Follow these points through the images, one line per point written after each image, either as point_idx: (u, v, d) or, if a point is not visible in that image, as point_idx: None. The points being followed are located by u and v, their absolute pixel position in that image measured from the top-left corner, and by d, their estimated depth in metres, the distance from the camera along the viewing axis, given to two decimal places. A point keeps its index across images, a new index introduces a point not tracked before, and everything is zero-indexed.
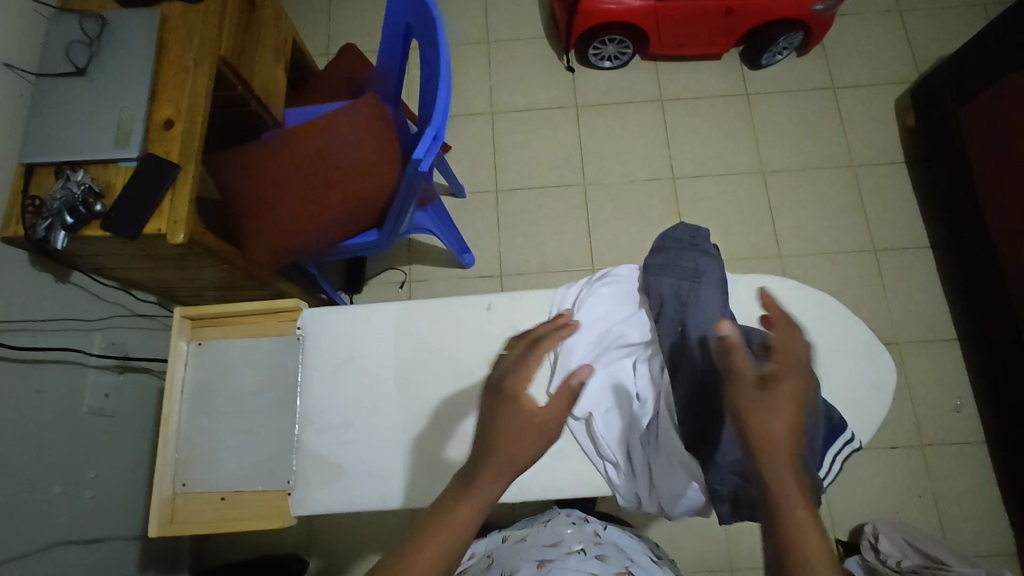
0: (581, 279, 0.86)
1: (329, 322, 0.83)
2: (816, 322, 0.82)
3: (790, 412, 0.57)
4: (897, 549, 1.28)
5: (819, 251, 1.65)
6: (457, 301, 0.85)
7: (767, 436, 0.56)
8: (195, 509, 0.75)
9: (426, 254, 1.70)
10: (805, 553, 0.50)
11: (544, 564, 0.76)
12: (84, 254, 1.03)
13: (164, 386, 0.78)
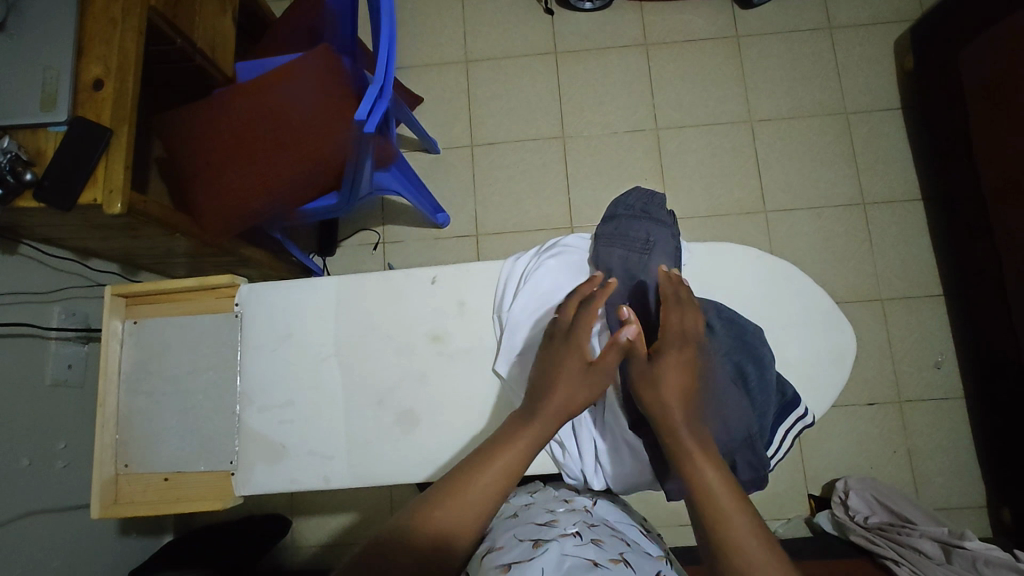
0: (530, 250, 0.81)
1: (267, 297, 0.80)
2: (776, 292, 0.78)
3: (680, 387, 0.64)
4: (865, 505, 1.29)
5: (806, 205, 1.59)
6: (401, 274, 0.82)
7: (665, 415, 0.63)
8: (137, 490, 0.75)
9: (401, 214, 1.65)
10: (727, 524, 0.55)
11: (540, 546, 0.70)
12: (27, 226, 0.99)
13: (98, 366, 0.76)
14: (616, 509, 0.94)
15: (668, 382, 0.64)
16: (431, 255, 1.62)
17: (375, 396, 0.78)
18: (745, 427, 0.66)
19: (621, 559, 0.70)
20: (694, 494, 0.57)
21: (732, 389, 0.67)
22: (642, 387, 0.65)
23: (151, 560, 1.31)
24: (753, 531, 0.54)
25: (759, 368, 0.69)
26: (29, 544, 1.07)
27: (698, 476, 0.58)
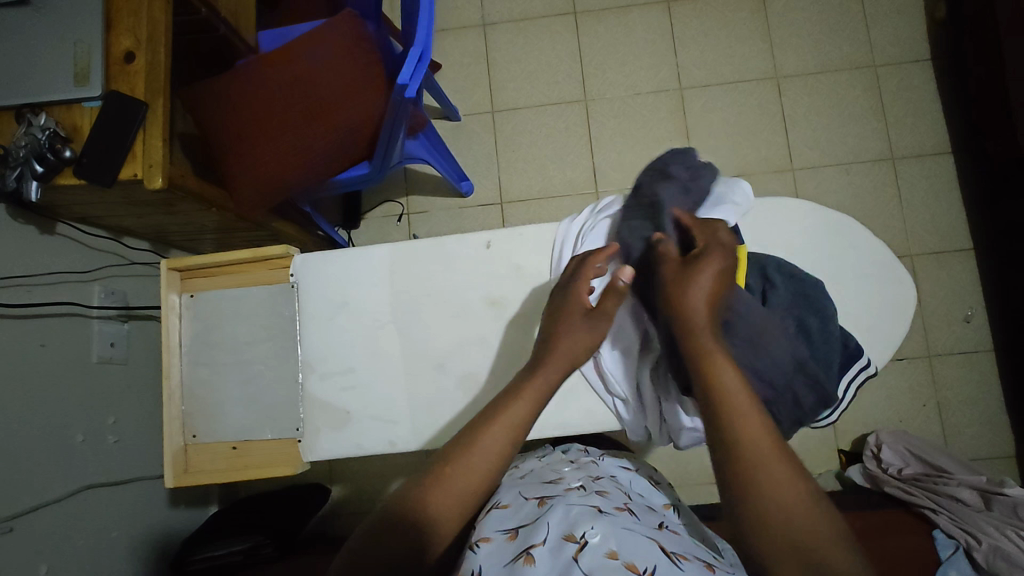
0: (585, 212, 0.81)
1: (322, 265, 0.81)
2: (833, 246, 0.79)
3: (710, 297, 0.65)
4: (899, 458, 1.31)
5: (835, 162, 1.57)
6: (455, 238, 0.81)
7: (696, 328, 0.64)
8: (208, 458, 0.78)
9: (424, 183, 1.64)
10: (744, 440, 0.58)
11: (545, 502, 0.74)
12: (67, 205, 0.99)
13: (161, 341, 0.79)
14: (623, 463, 0.98)
15: (695, 298, 0.65)
16: (456, 224, 1.62)
17: (433, 359, 0.79)
18: (808, 379, 0.67)
19: (623, 509, 0.75)
20: (718, 407, 0.60)
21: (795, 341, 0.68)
22: (670, 301, 0.66)
23: (202, 529, 1.34)
24: (776, 448, 0.58)
25: (823, 321, 0.69)
26: (87, 515, 1.11)
27: (723, 392, 0.61)
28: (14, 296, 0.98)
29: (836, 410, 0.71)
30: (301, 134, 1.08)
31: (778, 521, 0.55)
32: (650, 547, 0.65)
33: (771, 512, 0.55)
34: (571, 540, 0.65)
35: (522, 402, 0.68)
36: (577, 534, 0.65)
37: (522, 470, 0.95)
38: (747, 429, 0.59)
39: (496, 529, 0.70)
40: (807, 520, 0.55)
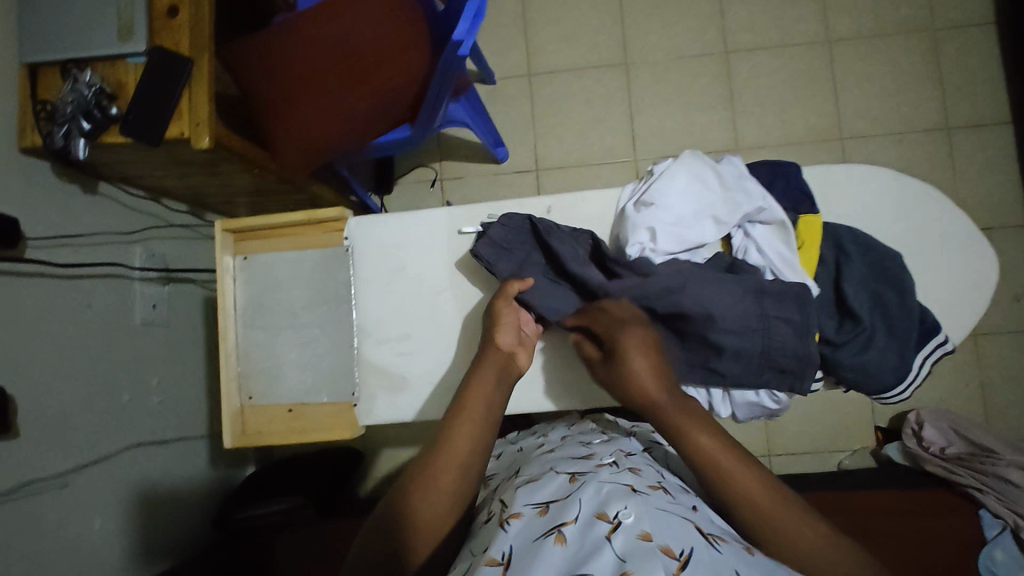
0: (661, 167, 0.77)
1: (376, 230, 0.83)
2: (913, 216, 0.78)
3: (651, 369, 0.69)
4: (941, 436, 1.29)
5: (887, 131, 1.50)
6: (514, 204, 0.85)
7: (655, 406, 0.67)
8: (264, 419, 0.82)
9: (457, 149, 1.60)
10: (744, 491, 0.60)
11: (577, 477, 0.66)
12: (110, 164, 0.98)
13: (217, 302, 0.82)
14: (653, 442, 0.89)
15: (647, 381, 0.68)
16: (491, 191, 1.59)
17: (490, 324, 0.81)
18: (879, 352, 0.70)
19: (661, 487, 0.65)
20: (701, 475, 0.62)
21: (865, 308, 0.72)
22: (625, 391, 0.69)
23: (241, 489, 1.37)
24: (770, 491, 0.59)
25: (899, 294, 0.71)
26: (135, 473, 1.13)
27: (700, 461, 0.62)
28: (60, 256, 0.98)
29: (911, 381, 0.71)
30: (347, 100, 1.04)
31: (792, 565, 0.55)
32: (686, 527, 0.56)
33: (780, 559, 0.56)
34: (602, 518, 0.56)
35: (464, 426, 0.69)
36: (609, 513, 0.56)
37: (544, 447, 0.87)
38: (734, 487, 0.60)
39: (526, 504, 0.62)
40: (817, 555, 0.55)
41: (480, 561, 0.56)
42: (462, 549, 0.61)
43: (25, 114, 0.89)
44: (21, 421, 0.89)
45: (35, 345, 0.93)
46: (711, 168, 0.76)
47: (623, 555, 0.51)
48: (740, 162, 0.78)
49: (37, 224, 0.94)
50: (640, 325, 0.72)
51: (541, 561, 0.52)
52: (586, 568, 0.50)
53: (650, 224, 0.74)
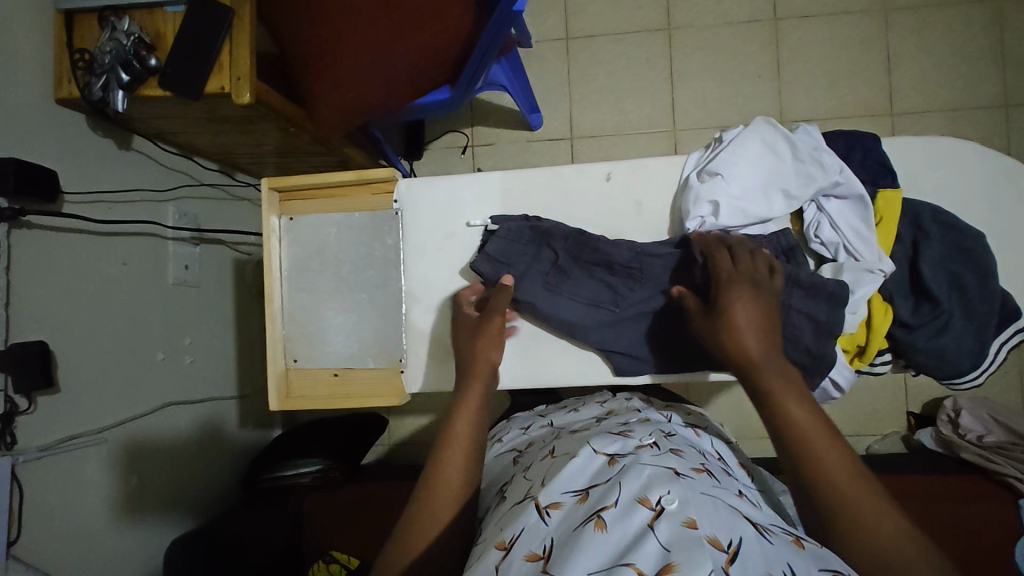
0: (735, 138, 0.77)
1: (425, 194, 0.82)
2: (997, 196, 0.78)
3: (754, 326, 0.64)
4: (980, 424, 1.26)
5: (940, 106, 1.43)
6: (571, 170, 0.83)
7: (754, 365, 0.62)
8: (309, 382, 0.81)
9: (490, 114, 1.56)
10: (826, 470, 0.55)
11: (617, 460, 0.63)
12: (146, 119, 0.96)
13: (264, 263, 0.81)
14: (694, 424, 0.86)
15: (747, 337, 0.63)
16: (524, 159, 1.55)
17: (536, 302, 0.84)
18: (956, 336, 0.71)
19: (705, 470, 0.63)
20: (785, 442, 0.58)
21: (946, 295, 0.72)
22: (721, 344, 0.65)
23: (269, 451, 1.38)
24: (856, 475, 0.55)
25: (980, 276, 0.72)
26: (169, 431, 1.13)
27: (788, 430, 0.58)
28: (96, 212, 0.96)
29: (987, 366, 0.73)
30: (391, 60, 0.98)
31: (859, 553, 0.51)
32: (733, 516, 0.54)
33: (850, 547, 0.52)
34: (644, 504, 0.54)
35: (454, 451, 0.65)
36: (652, 499, 0.54)
37: (580, 424, 0.83)
38: (820, 463, 0.55)
39: (566, 493, 0.61)
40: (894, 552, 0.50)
41: (518, 550, 0.55)
42: (496, 530, 0.60)
43: (61, 63, 0.87)
44: (62, 376, 0.89)
45: (73, 301, 0.92)
46: (784, 140, 0.76)
47: (668, 544, 0.49)
48: (816, 133, 0.77)
49: (74, 179, 0.92)
50: (754, 287, 0.67)
51: (582, 549, 0.51)
52: (628, 558, 0.48)
53: (714, 198, 0.74)
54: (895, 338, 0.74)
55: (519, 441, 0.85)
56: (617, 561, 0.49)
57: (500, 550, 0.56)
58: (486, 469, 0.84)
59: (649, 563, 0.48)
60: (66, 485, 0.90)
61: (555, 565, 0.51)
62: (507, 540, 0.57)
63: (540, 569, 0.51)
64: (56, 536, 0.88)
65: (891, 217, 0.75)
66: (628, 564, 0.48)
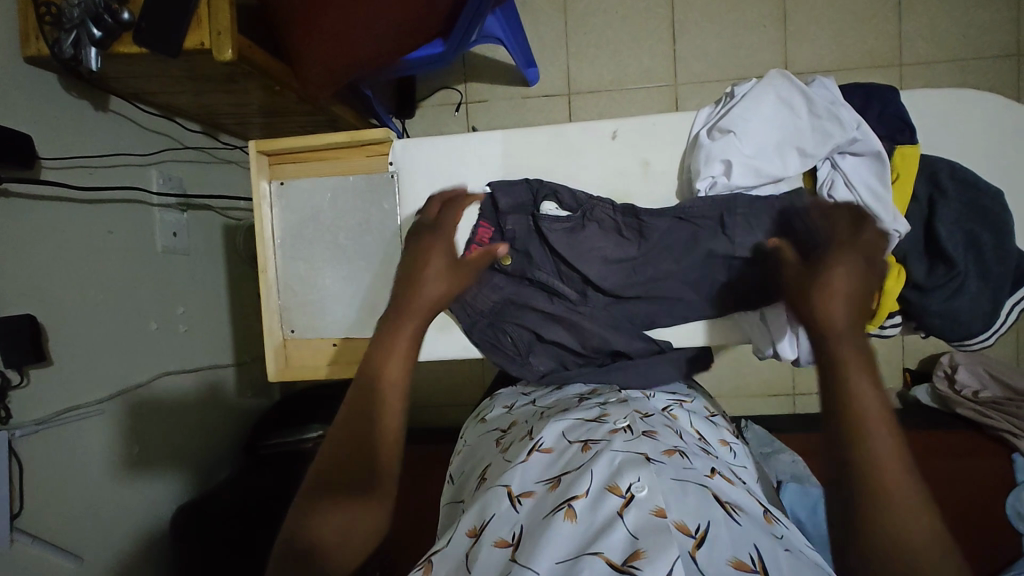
0: (747, 90, 0.73)
1: (420, 154, 0.81)
2: (1014, 153, 0.77)
3: (847, 294, 0.58)
4: (976, 379, 1.27)
5: (951, 56, 1.38)
6: (574, 128, 0.80)
7: (827, 329, 0.57)
8: (308, 353, 0.81)
9: (483, 69, 1.49)
10: (880, 474, 0.50)
11: (590, 445, 0.63)
12: (122, 78, 0.91)
13: (256, 231, 0.79)
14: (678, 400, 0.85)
15: (839, 303, 0.58)
16: (519, 117, 1.50)
17: None
18: (970, 297, 0.70)
19: (676, 452, 0.64)
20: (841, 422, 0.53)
21: (963, 258, 0.71)
22: (811, 295, 0.59)
23: (270, 416, 1.38)
24: (911, 484, 0.50)
25: (996, 237, 0.70)
26: (168, 401, 1.13)
27: (850, 392, 0.54)
28: (76, 178, 0.92)
29: (995, 330, 0.73)
30: (383, 11, 0.92)
31: (879, 541, 0.48)
32: (699, 500, 0.55)
33: (871, 532, 0.48)
34: (613, 491, 0.54)
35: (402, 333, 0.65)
36: (622, 485, 0.54)
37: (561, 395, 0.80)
38: (866, 441, 0.51)
39: (536, 481, 0.60)
40: (917, 546, 0.47)
41: (488, 537, 0.55)
42: (464, 518, 0.60)
43: (26, 18, 0.81)
44: (53, 349, 0.87)
45: (59, 272, 0.89)
46: (800, 94, 0.73)
47: (636, 531, 0.49)
48: (833, 86, 0.74)
49: (49, 144, 0.87)
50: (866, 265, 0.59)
51: (551, 535, 0.51)
52: (594, 547, 0.49)
53: (727, 156, 0.72)
54: (907, 300, 0.73)
55: (503, 417, 0.82)
56: (583, 550, 0.49)
57: (470, 539, 0.56)
58: (466, 448, 0.81)
59: (617, 552, 0.48)
60: (66, 457, 0.89)
61: (523, 554, 0.50)
62: (478, 527, 0.57)
63: (508, 557, 0.51)
64: (61, 507, 0.88)
65: (908, 173, 0.73)
66: (595, 553, 0.48)
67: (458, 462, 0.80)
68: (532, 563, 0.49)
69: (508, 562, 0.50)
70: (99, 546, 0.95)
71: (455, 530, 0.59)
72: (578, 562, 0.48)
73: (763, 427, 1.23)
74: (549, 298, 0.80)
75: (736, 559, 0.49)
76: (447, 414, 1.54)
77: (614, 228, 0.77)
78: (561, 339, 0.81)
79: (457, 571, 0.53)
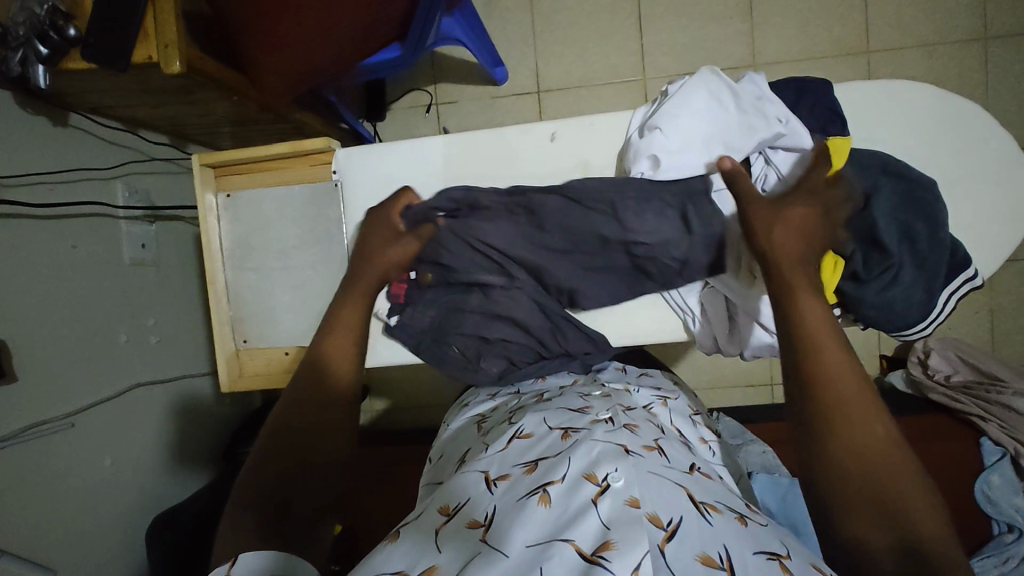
0: (678, 88, 0.78)
1: (361, 163, 0.87)
2: (941, 142, 0.83)
3: (805, 230, 0.64)
4: (947, 364, 1.27)
5: (918, 42, 1.38)
6: (514, 130, 0.85)
7: (776, 263, 0.63)
8: (259, 361, 0.90)
9: (452, 70, 1.50)
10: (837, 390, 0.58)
11: (569, 435, 0.63)
12: (78, 93, 0.91)
13: (204, 243, 0.88)
14: (659, 395, 0.85)
15: (793, 245, 0.63)
16: (489, 117, 1.50)
17: None
18: (903, 288, 0.72)
19: (656, 447, 0.64)
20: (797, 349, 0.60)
21: (898, 247, 0.72)
22: (764, 239, 0.64)
23: (250, 423, 1.39)
24: (860, 385, 0.59)
25: (930, 226, 0.72)
26: (142, 411, 1.13)
27: (807, 342, 0.60)
28: (35, 195, 0.92)
29: (935, 316, 0.75)
30: (337, 18, 0.92)
31: (844, 468, 0.56)
32: (675, 493, 0.55)
33: (837, 470, 0.56)
34: (590, 479, 0.55)
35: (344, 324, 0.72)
36: (598, 475, 0.55)
37: (541, 390, 0.81)
38: (823, 362, 0.59)
39: (513, 465, 0.60)
40: (882, 473, 0.55)
41: (462, 516, 0.55)
42: (439, 494, 0.60)
43: None
44: (16, 365, 0.88)
45: (19, 290, 0.89)
46: (727, 91, 0.78)
47: (608, 522, 0.50)
48: (761, 80, 0.78)
49: (5, 161, 0.88)
50: (816, 200, 0.65)
51: (523, 522, 0.51)
52: (566, 534, 0.50)
53: (652, 152, 0.77)
54: (844, 293, 0.73)
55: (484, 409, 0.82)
56: (555, 536, 0.50)
57: (443, 516, 0.56)
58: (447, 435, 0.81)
59: (588, 542, 0.49)
60: (36, 472, 0.90)
61: (493, 537, 0.51)
62: (452, 506, 0.57)
63: (479, 539, 0.51)
64: (33, 521, 0.89)
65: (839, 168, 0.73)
66: (567, 541, 0.49)
67: (437, 446, 0.80)
68: (503, 546, 0.49)
69: (478, 544, 0.51)
70: (73, 558, 0.96)
71: (425, 507, 0.58)
72: (548, 547, 0.49)
73: (735, 419, 1.24)
74: (476, 291, 0.83)
75: (704, 554, 0.49)
76: (427, 415, 1.54)
77: (517, 222, 0.81)
78: (501, 334, 0.84)
79: (427, 546, 0.52)
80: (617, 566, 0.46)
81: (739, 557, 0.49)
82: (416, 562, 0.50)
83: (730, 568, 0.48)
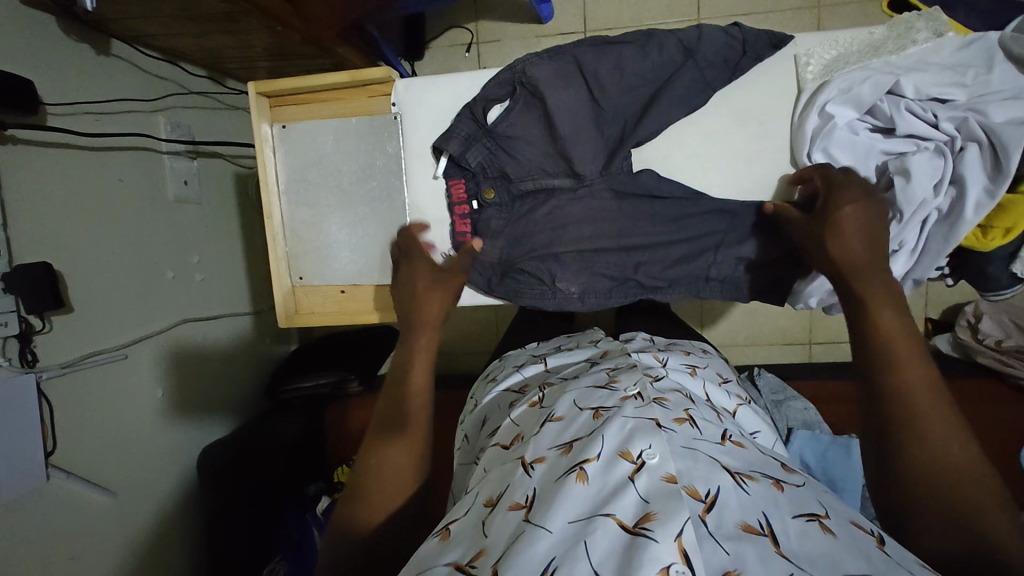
0: (881, 29, 0.78)
1: (419, 90, 0.87)
2: None
3: (862, 228, 0.63)
4: (999, 328, 1.21)
5: None
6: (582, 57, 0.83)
7: (855, 270, 0.60)
8: (316, 297, 0.94)
9: (495, 5, 1.43)
10: (890, 362, 0.54)
11: (601, 413, 0.58)
12: (122, 19, 0.89)
13: (260, 175, 0.90)
14: (687, 366, 0.81)
15: (855, 247, 0.62)
16: None
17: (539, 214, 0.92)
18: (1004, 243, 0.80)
19: (687, 419, 0.59)
20: (857, 327, 0.58)
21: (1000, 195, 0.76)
22: (847, 297, 0.60)
23: (291, 359, 1.41)
24: (931, 389, 0.52)
25: None
26: (190, 345, 1.15)
27: (875, 335, 0.55)
28: (83, 124, 0.91)
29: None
30: None
31: (915, 459, 0.50)
32: (711, 465, 0.51)
33: (907, 455, 0.50)
34: (625, 457, 0.51)
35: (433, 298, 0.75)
36: (634, 452, 0.51)
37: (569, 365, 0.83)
38: (883, 347, 0.55)
39: (550, 447, 0.56)
40: (949, 468, 0.48)
41: (503, 502, 0.52)
42: (481, 486, 0.57)
43: None
44: (71, 296, 0.89)
45: (71, 222, 0.89)
46: (936, 42, 0.75)
47: (647, 496, 0.46)
48: (989, 39, 0.73)
49: (54, 89, 0.86)
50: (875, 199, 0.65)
51: (564, 500, 0.48)
52: (608, 508, 0.46)
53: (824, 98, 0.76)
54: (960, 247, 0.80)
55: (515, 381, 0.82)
56: (597, 511, 0.46)
57: (488, 508, 0.53)
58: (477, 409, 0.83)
59: (630, 514, 0.45)
60: (92, 399, 0.92)
61: (537, 515, 0.48)
62: (495, 497, 0.54)
63: (522, 518, 0.48)
64: (94, 445, 0.92)
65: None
66: (607, 515, 0.46)
67: (470, 418, 0.82)
68: (545, 522, 0.46)
69: (521, 523, 0.48)
70: (132, 482, 1.00)
71: (474, 502, 0.55)
72: (590, 522, 0.45)
73: (775, 375, 1.22)
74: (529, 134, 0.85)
75: (745, 522, 0.45)
76: (460, 362, 1.55)
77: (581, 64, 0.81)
78: (598, 256, 0.86)
79: (477, 537, 0.50)
80: (660, 535, 0.42)
81: (784, 527, 0.45)
82: (465, 552, 0.49)
83: (772, 534, 0.44)
